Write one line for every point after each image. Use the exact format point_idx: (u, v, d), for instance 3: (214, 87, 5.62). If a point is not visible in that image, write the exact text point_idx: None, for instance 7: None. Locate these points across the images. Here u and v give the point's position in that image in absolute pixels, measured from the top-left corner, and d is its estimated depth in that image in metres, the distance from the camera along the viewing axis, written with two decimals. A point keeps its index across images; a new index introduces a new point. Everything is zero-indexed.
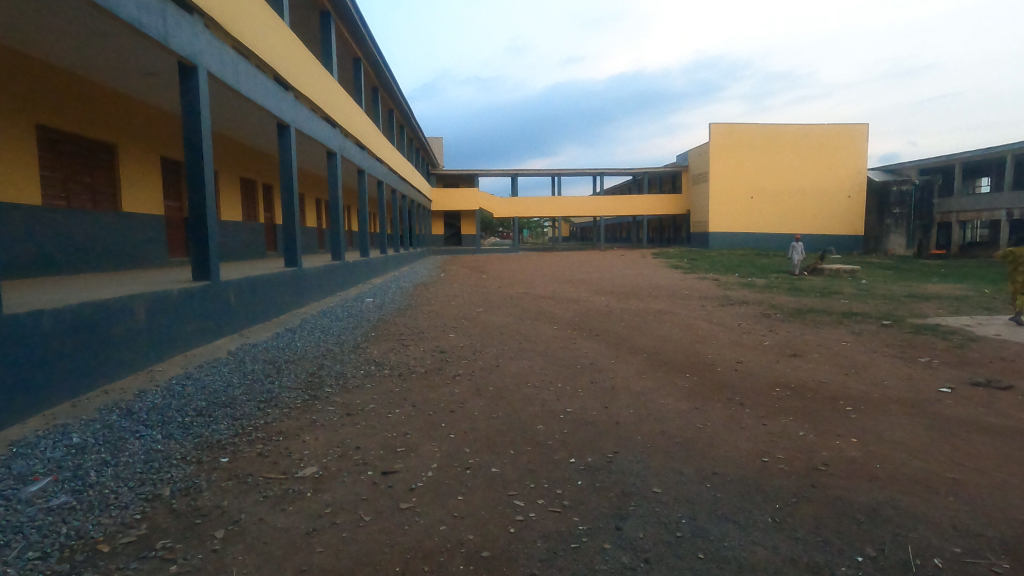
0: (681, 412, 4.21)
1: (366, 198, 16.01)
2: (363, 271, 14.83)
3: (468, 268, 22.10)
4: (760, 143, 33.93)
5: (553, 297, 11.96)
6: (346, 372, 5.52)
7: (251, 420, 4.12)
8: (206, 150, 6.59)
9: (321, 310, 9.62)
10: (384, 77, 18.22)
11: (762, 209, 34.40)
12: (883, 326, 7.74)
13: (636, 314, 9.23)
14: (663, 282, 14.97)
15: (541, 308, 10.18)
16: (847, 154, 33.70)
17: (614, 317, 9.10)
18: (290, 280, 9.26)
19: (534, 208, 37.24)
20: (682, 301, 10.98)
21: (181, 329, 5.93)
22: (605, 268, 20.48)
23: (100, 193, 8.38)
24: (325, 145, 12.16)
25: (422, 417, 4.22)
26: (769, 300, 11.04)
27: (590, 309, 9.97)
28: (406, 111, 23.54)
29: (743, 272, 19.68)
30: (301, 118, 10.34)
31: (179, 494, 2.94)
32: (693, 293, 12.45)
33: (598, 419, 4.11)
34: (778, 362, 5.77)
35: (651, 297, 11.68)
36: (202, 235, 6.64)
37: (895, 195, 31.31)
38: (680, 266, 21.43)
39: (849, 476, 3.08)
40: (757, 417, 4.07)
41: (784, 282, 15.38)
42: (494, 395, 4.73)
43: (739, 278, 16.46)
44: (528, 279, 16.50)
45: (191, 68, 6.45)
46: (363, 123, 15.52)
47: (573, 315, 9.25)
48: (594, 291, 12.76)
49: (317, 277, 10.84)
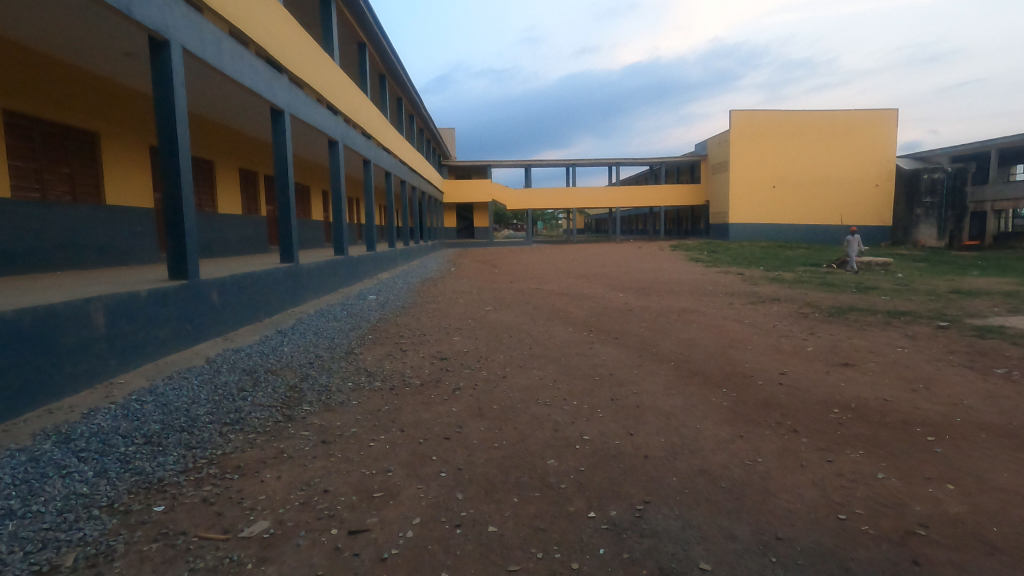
0: (722, 442, 3.48)
1: (372, 189, 15.38)
2: (368, 267, 14.21)
3: (480, 261, 21.38)
4: (783, 131, 32.66)
5: (568, 293, 11.22)
6: (332, 386, 4.84)
7: (208, 450, 3.47)
8: (182, 136, 5.95)
9: (319, 309, 8.98)
10: (391, 63, 17.52)
11: (784, 199, 33.19)
12: (940, 328, 6.90)
13: (657, 314, 8.46)
14: (685, 277, 14.12)
15: (555, 306, 9.45)
16: (875, 141, 32.28)
17: (634, 316, 8.36)
18: (283, 277, 8.63)
19: (548, 200, 36.39)
20: (707, 298, 10.19)
21: (150, 336, 5.31)
22: (622, 262, 19.61)
23: (81, 186, 7.83)
24: (326, 133, 11.49)
25: (410, 446, 3.52)
26: (803, 296, 10.15)
27: (606, 307, 9.23)
28: (416, 100, 22.83)
29: (768, 265, 18.73)
30: (297, 104, 9.68)
31: (82, 566, 2.29)
32: (717, 288, 11.64)
33: (622, 451, 3.39)
34: (829, 374, 5.00)
35: (674, 293, 10.86)
36: (178, 229, 6.00)
37: (926, 183, 30.02)
38: (701, 259, 20.52)
39: (960, 546, 2.33)
40: (818, 451, 3.32)
41: (815, 276, 14.45)
42: (498, 417, 4.02)
43: (765, 273, 15.57)
44: (541, 273, 15.78)
45: (164, 43, 5.79)
46: (368, 111, 14.84)
47: (589, 315, 8.51)
48: (611, 287, 11.99)
49: (317, 274, 10.23)
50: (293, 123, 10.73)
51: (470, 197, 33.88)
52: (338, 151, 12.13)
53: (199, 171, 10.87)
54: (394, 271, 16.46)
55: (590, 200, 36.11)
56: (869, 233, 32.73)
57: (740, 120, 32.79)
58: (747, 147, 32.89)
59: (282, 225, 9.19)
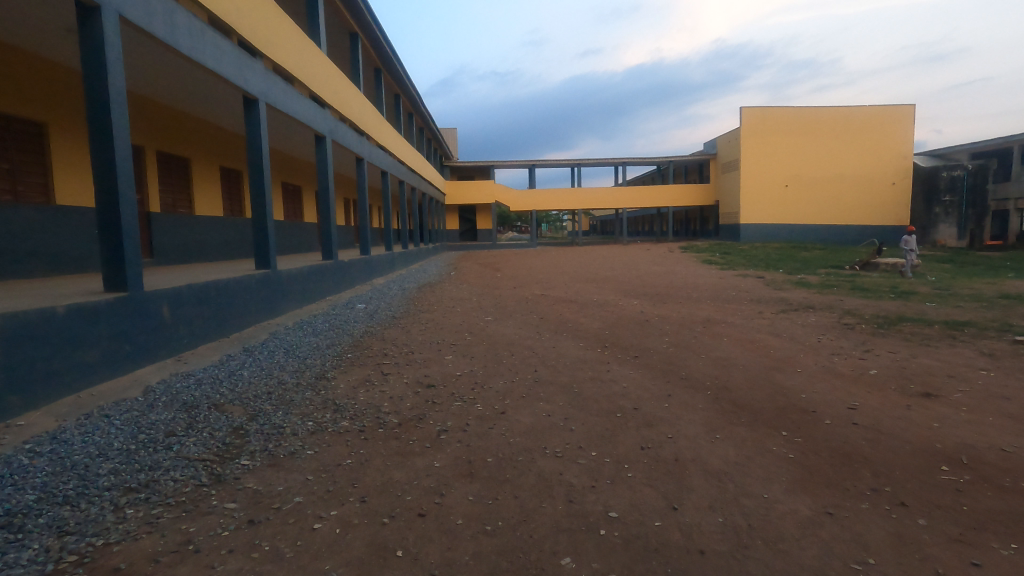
0: (806, 526, 2.48)
1: (366, 189, 14.44)
2: (361, 272, 13.25)
3: (483, 265, 20.40)
4: (795, 128, 31.57)
5: (576, 301, 10.20)
6: (286, 428, 3.85)
7: (84, 540, 2.47)
8: (119, 123, 5.00)
9: (298, 321, 8.03)
10: (386, 57, 16.58)
11: (797, 198, 32.09)
12: (1017, 344, 5.85)
13: (679, 326, 7.42)
14: (701, 281, 13.08)
15: (563, 316, 8.43)
16: (891, 137, 31.16)
17: (652, 328, 7.34)
18: (256, 286, 7.66)
19: (553, 200, 35.38)
20: (732, 305, 9.14)
21: (71, 362, 4.34)
22: (633, 265, 18.60)
23: (26, 184, 6.91)
24: (312, 127, 10.53)
25: (367, 532, 2.53)
26: (840, 303, 9.11)
27: (620, 318, 8.19)
28: (415, 98, 21.88)
29: (786, 267, 17.64)
30: (277, 94, 8.75)
31: None
32: (740, 294, 10.62)
33: (669, 542, 2.39)
34: (912, 409, 3.97)
35: (693, 300, 9.84)
36: (115, 233, 5.04)
37: (946, 180, 28.79)
38: (714, 262, 19.44)
39: None
40: (952, 545, 2.32)
41: (842, 280, 13.38)
42: (493, 480, 3.03)
43: (787, 276, 14.50)
44: (546, 278, 14.77)
45: (95, 9, 4.84)
46: (360, 106, 13.89)
47: (602, 327, 7.49)
48: (624, 294, 10.97)
49: (299, 280, 9.27)
50: (275, 117, 9.78)
51: (472, 198, 32.93)
52: (325, 148, 11.20)
53: (172, 169, 9.96)
54: (391, 276, 15.52)
55: (596, 201, 35.11)
56: (886, 233, 31.58)
57: (751, 117, 31.70)
58: (759, 145, 31.81)
59: (257, 227, 8.23)
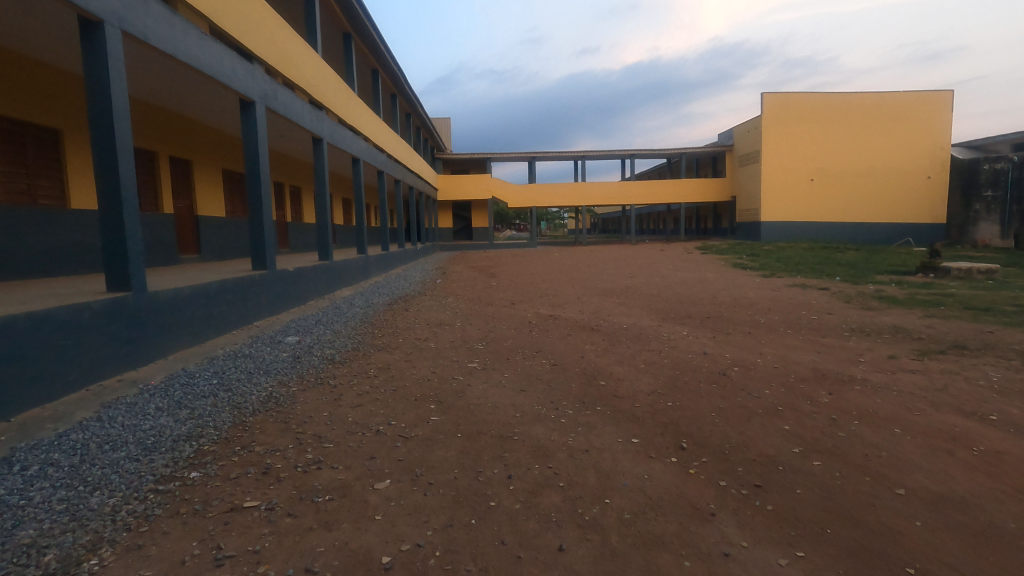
0: None
1: (327, 178, 11.46)
2: (314, 285, 10.27)
3: (477, 270, 17.38)
4: (822, 116, 28.62)
5: (600, 331, 7.19)
6: None
7: None
8: None
9: (169, 377, 5.06)
10: (356, 17, 13.51)
11: (823, 193, 29.14)
12: None
13: (787, 392, 4.44)
14: (753, 296, 10.16)
15: (589, 365, 5.44)
16: (926, 126, 28.23)
17: (745, 397, 4.36)
18: (90, 324, 4.69)
19: (555, 197, 32.40)
20: (837, 344, 6.11)
21: None
22: (654, 271, 15.64)
23: None
24: (232, 86, 7.54)
25: None
26: (993, 338, 6.14)
27: (681, 370, 5.19)
28: (398, 77, 18.86)
29: (840, 275, 14.66)
30: (153, 26, 5.78)
31: None
32: (824, 319, 7.66)
33: None
34: None
35: (768, 332, 6.89)
36: None
37: (988, 174, 25.78)
38: (748, 267, 16.52)
39: None
40: None
41: (932, 294, 10.42)
42: None
43: (855, 287, 11.54)
44: (552, 289, 11.82)
45: None
46: (314, 70, 10.88)
47: (659, 395, 4.48)
48: (663, 318, 8.01)
49: (195, 305, 6.30)
50: (171, 68, 6.80)
51: (466, 194, 29.88)
52: (254, 118, 8.24)
53: (28, 144, 7.03)
54: (360, 287, 12.54)
55: (601, 197, 32.20)
56: (920, 232, 28.69)
57: (774, 104, 28.69)
58: (781, 135, 28.85)
59: (108, 226, 5.23)
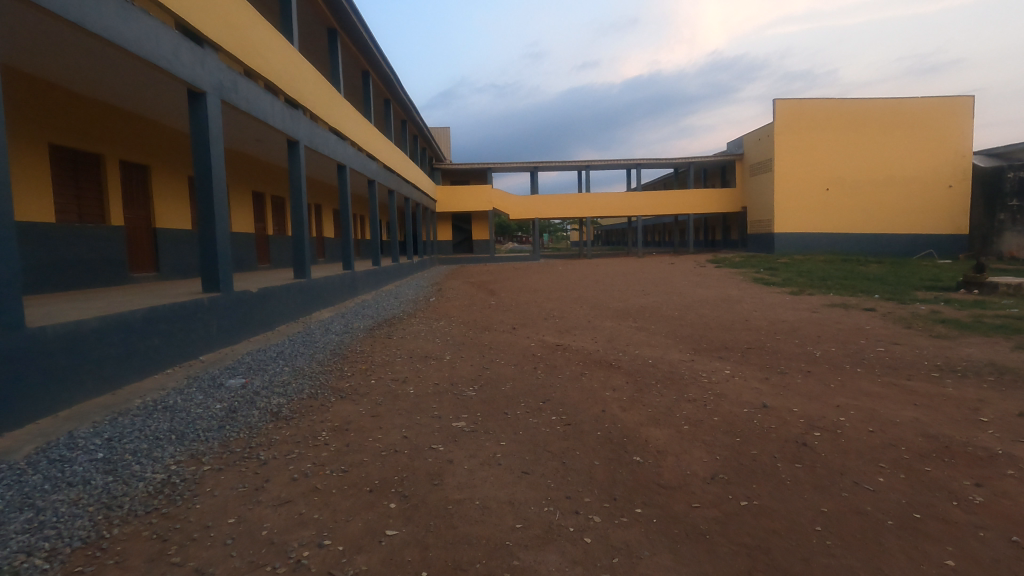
0: None
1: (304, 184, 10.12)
2: (283, 308, 8.85)
3: (476, 286, 15.98)
4: (837, 124, 27.32)
5: (621, 369, 5.77)
6: None
7: None
8: None
9: (41, 449, 3.65)
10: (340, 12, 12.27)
11: (839, 203, 27.74)
12: None
13: (912, 484, 3.03)
14: (792, 319, 8.72)
15: (615, 427, 4.03)
16: (946, 134, 26.85)
17: (856, 493, 2.94)
18: None
19: (558, 208, 31.10)
20: (937, 393, 4.65)
21: None
22: (669, 287, 14.25)
23: None
24: (174, 70, 6.23)
25: None
26: None
27: (742, 437, 3.78)
28: (393, 81, 17.59)
29: (876, 291, 13.23)
30: None
31: None
32: (893, 352, 6.23)
33: None
34: None
35: (831, 372, 5.46)
36: None
37: (1013, 182, 24.41)
38: (771, 283, 15.10)
39: None
40: None
41: (999, 316, 8.96)
42: None
43: (904, 307, 10.08)
44: (559, 310, 10.43)
45: None
46: (289, 63, 9.59)
47: (725, 487, 3.07)
48: (695, 350, 6.59)
49: (109, 342, 4.95)
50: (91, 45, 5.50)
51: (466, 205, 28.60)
52: (205, 112, 6.91)
53: None
54: (343, 308, 11.13)
55: (607, 208, 30.89)
56: (942, 244, 27.19)
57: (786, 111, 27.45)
58: (795, 143, 27.57)
59: None
